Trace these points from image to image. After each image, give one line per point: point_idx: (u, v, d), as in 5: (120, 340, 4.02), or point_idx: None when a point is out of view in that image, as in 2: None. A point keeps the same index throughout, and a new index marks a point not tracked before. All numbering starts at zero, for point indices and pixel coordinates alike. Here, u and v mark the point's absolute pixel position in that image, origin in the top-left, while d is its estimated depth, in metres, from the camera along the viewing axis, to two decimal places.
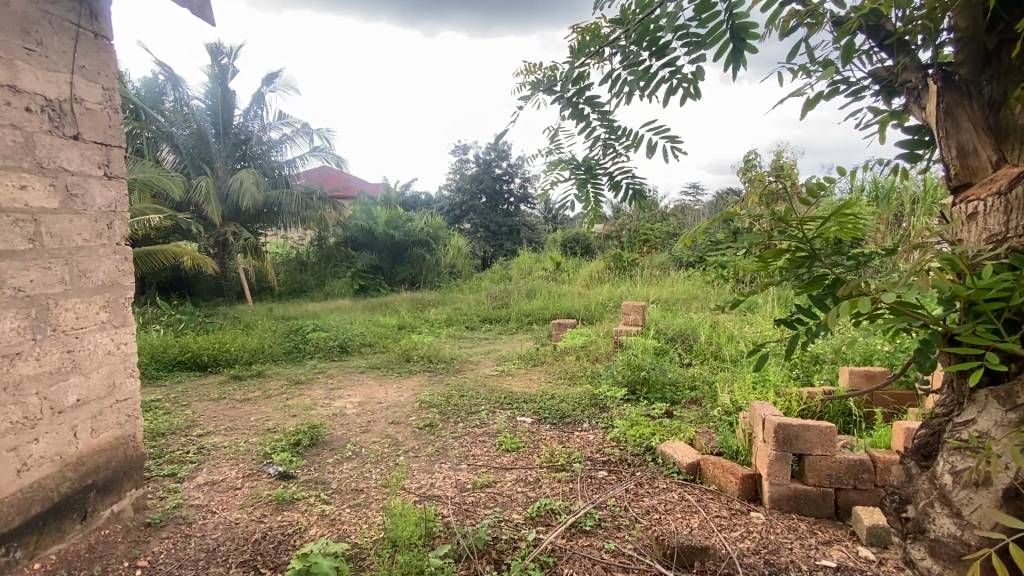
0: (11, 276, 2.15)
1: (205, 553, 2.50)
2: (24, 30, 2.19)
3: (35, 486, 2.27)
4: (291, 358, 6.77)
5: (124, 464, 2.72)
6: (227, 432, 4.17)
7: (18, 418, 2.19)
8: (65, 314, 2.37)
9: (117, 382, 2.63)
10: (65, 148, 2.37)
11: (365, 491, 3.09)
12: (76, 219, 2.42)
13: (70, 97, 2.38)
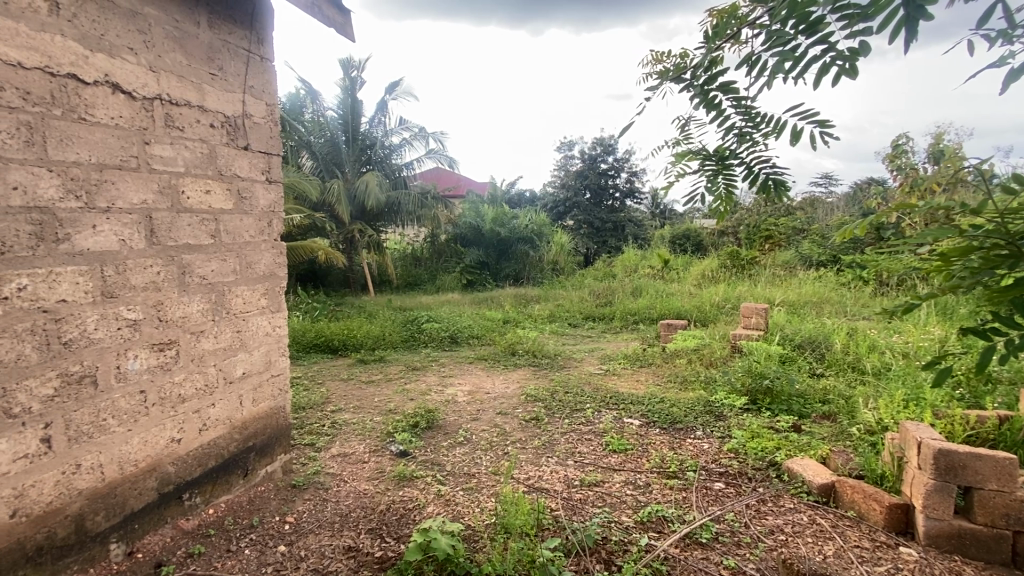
0: (199, 266, 2.55)
1: (340, 517, 2.80)
2: (210, 58, 2.58)
3: (212, 443, 2.69)
4: (408, 346, 7.28)
5: (275, 431, 3.12)
6: (355, 409, 4.61)
7: (201, 386, 2.60)
8: (235, 299, 2.77)
9: (273, 359, 3.04)
10: (238, 157, 2.76)
11: (477, 476, 3.23)
12: (245, 218, 2.81)
13: (242, 113, 2.78)
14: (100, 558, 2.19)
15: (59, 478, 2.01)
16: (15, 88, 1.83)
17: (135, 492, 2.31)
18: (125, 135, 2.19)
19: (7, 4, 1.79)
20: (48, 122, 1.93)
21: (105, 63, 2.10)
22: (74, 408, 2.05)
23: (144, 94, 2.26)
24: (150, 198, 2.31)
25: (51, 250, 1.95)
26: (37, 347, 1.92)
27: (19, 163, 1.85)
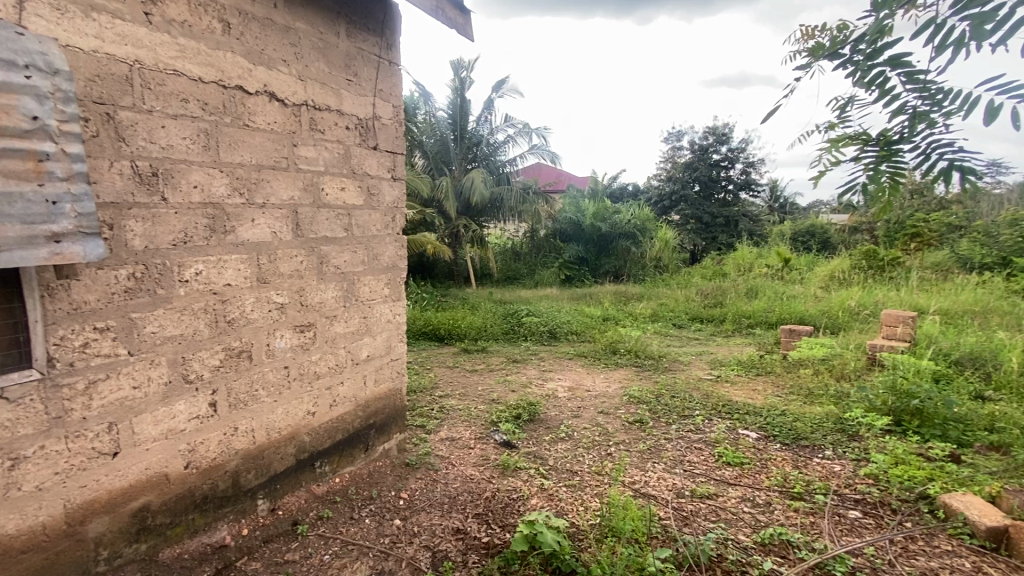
0: (334, 256, 2.80)
1: (449, 498, 2.93)
2: (347, 65, 2.80)
3: (340, 418, 2.95)
4: (509, 338, 7.43)
5: (392, 412, 3.35)
6: (460, 396, 4.81)
7: (333, 365, 2.86)
8: (363, 288, 3.00)
9: (392, 344, 3.25)
10: (369, 157, 2.98)
11: (580, 474, 3.20)
12: (373, 213, 3.03)
13: (372, 115, 2.99)
14: (250, 511, 2.49)
15: (220, 438, 2.32)
16: (196, 100, 2.10)
17: (278, 456, 2.61)
18: (278, 138, 2.46)
19: (193, 28, 2.08)
20: (220, 129, 2.20)
21: (264, 75, 2.36)
22: (234, 378, 2.35)
23: (294, 101, 2.52)
24: (296, 194, 2.57)
25: (220, 241, 2.24)
26: (209, 324, 2.23)
27: (199, 165, 2.13)
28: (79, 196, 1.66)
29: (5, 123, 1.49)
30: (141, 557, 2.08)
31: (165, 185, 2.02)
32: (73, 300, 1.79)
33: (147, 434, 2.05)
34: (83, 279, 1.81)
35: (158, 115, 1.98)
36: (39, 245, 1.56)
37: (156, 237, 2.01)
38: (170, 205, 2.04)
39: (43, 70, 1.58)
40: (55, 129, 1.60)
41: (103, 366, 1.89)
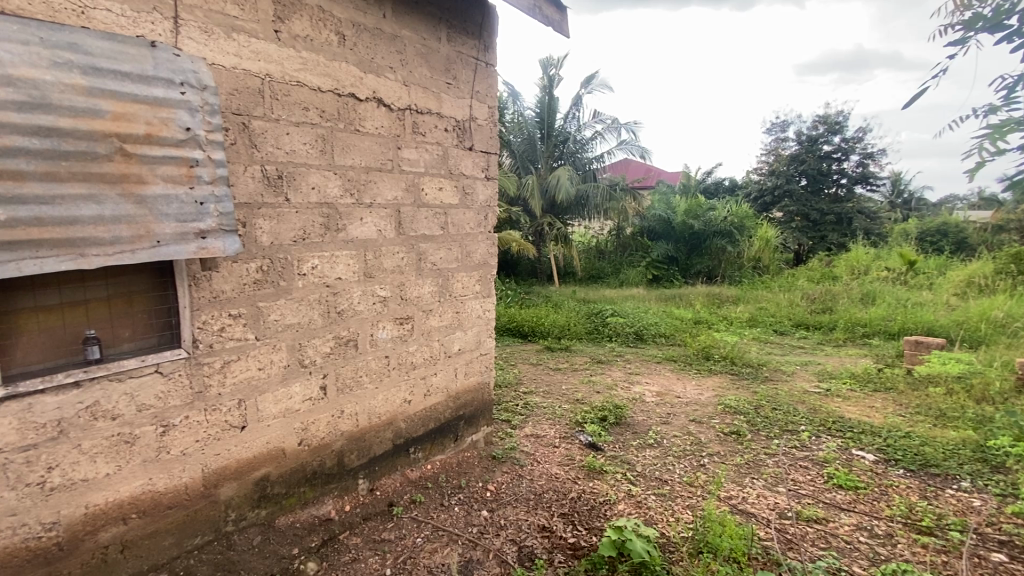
0: (431, 253, 2.92)
1: (534, 495, 2.95)
2: (447, 68, 2.90)
3: (432, 408, 3.08)
4: (594, 338, 7.32)
5: (481, 405, 3.44)
6: (545, 394, 4.82)
7: (428, 357, 2.98)
8: (456, 283, 3.10)
9: (482, 340, 3.33)
10: (465, 157, 3.07)
11: (670, 484, 3.07)
12: (467, 212, 3.13)
13: (469, 116, 3.08)
14: (352, 489, 2.68)
15: (329, 420, 2.52)
16: (315, 108, 2.29)
17: (377, 440, 2.78)
18: (384, 141, 2.61)
19: (315, 42, 2.26)
20: (335, 134, 2.38)
21: (373, 82, 2.52)
22: (342, 365, 2.54)
23: (399, 105, 2.66)
24: (399, 194, 2.71)
25: (333, 237, 2.42)
26: (322, 314, 2.42)
27: (316, 168, 2.32)
28: (221, 198, 1.87)
29: (166, 135, 1.72)
30: (261, 522, 2.31)
31: (289, 187, 2.22)
32: (212, 289, 2.02)
33: (269, 411, 2.27)
34: (221, 271, 2.04)
35: (283, 123, 2.18)
36: (190, 241, 1.78)
37: (280, 234, 2.22)
38: (292, 205, 2.24)
39: (194, 86, 1.80)
40: (203, 138, 1.82)
41: (235, 349, 2.12)
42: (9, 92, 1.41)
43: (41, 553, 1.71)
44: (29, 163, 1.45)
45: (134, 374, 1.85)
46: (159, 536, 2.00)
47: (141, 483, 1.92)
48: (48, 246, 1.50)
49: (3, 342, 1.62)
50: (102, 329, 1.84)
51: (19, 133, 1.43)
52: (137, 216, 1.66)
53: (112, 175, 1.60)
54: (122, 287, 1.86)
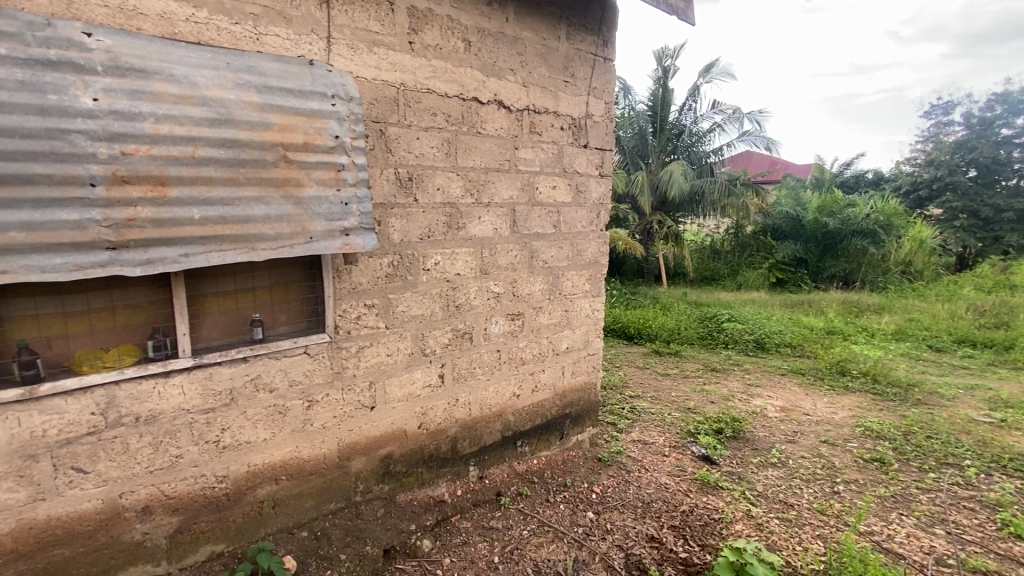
0: (544, 251, 2.95)
1: (642, 503, 2.86)
2: (565, 66, 2.90)
3: (539, 404, 3.12)
4: (706, 344, 6.89)
5: (588, 405, 3.41)
6: (653, 399, 4.63)
7: (537, 353, 3.03)
8: (567, 282, 3.10)
9: (590, 339, 3.30)
10: (580, 154, 3.06)
11: (796, 509, 2.80)
12: (580, 210, 3.11)
13: (586, 113, 3.05)
14: (463, 474, 2.81)
15: (445, 407, 2.66)
16: (442, 112, 2.42)
17: (487, 430, 2.88)
18: (503, 142, 2.68)
19: (443, 50, 2.39)
20: (459, 137, 2.50)
21: (494, 85, 2.60)
22: (458, 356, 2.67)
23: (518, 106, 2.72)
24: (515, 193, 2.77)
25: (454, 235, 2.55)
26: (442, 307, 2.56)
27: (441, 169, 2.46)
28: (362, 199, 2.06)
29: (319, 142, 1.93)
30: (384, 496, 2.52)
31: (417, 188, 2.38)
32: (351, 281, 2.24)
33: (394, 394, 2.46)
34: (359, 264, 2.24)
35: (415, 128, 2.34)
36: (335, 238, 1.99)
37: (409, 231, 2.38)
38: (419, 204, 2.40)
39: (343, 98, 1.99)
40: (349, 144, 2.01)
41: (368, 336, 2.33)
42: (203, 111, 1.67)
43: (214, 501, 2.02)
44: (215, 170, 1.71)
45: (287, 353, 2.11)
46: (301, 498, 2.26)
47: (289, 449, 2.18)
48: (227, 241, 1.76)
49: (195, 320, 1.94)
50: (265, 313, 2.12)
51: (210, 145, 1.69)
52: (294, 216, 1.89)
53: (277, 179, 1.84)
54: (281, 277, 2.13)
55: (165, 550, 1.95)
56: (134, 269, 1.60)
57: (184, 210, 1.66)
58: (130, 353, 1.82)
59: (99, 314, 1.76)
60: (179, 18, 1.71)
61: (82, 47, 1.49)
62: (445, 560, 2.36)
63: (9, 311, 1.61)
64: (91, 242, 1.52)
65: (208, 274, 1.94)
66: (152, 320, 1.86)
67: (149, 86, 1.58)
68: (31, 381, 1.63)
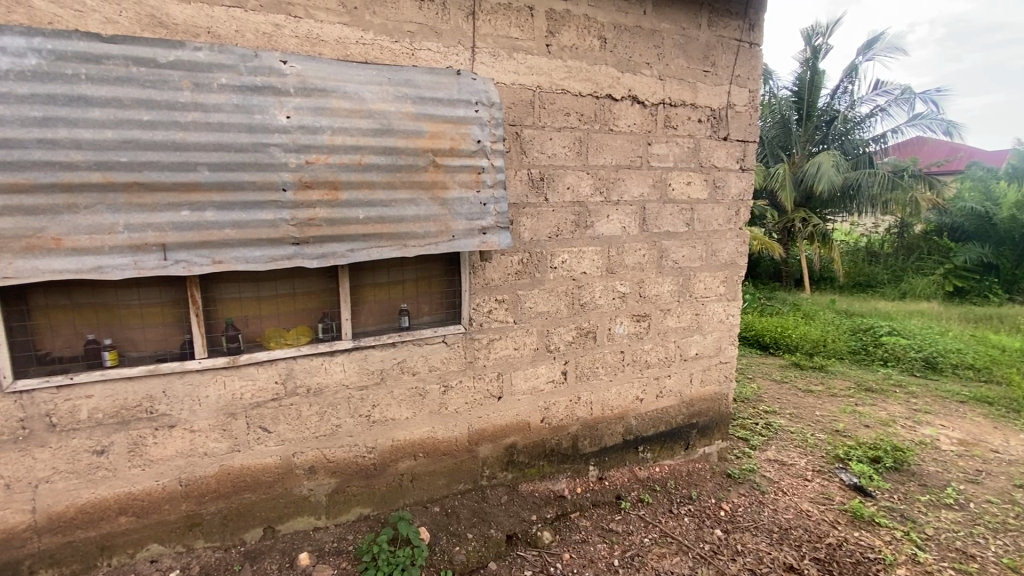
0: (675, 251, 2.83)
1: (779, 528, 2.63)
2: (706, 56, 2.75)
3: (664, 411, 3.00)
4: (859, 360, 6.06)
5: (717, 416, 3.21)
6: (791, 416, 4.20)
7: (663, 357, 2.92)
8: (699, 283, 2.94)
9: (723, 346, 3.10)
10: (718, 148, 2.88)
11: (980, 563, 2.37)
12: (716, 208, 2.92)
13: (727, 104, 2.86)
14: (583, 473, 2.82)
15: (567, 404, 2.69)
16: (576, 112, 2.44)
17: (609, 432, 2.85)
18: (635, 139, 2.62)
19: (579, 49, 2.40)
20: (591, 136, 2.50)
21: (629, 81, 2.55)
22: (582, 354, 2.68)
23: (653, 101, 2.63)
24: (646, 191, 2.70)
25: (582, 234, 2.56)
26: (568, 305, 2.59)
27: (572, 168, 2.48)
28: (499, 199, 2.16)
29: (463, 147, 2.06)
30: (507, 484, 2.62)
31: (549, 187, 2.43)
32: (485, 277, 2.36)
33: (520, 387, 2.55)
34: (492, 262, 2.36)
35: (548, 129, 2.39)
36: (474, 236, 2.11)
37: (540, 230, 2.45)
38: (550, 204, 2.45)
39: (485, 104, 2.11)
40: (489, 148, 2.12)
41: (498, 329, 2.44)
42: (369, 122, 1.88)
43: (363, 469, 2.28)
44: (377, 175, 1.91)
45: (428, 341, 2.30)
46: (434, 475, 2.45)
47: (426, 430, 2.37)
48: (384, 238, 1.96)
49: (355, 307, 2.20)
50: (411, 303, 2.32)
51: (373, 153, 1.90)
52: (440, 215, 2.05)
53: (426, 182, 2.01)
54: (424, 272, 2.32)
55: (324, 506, 2.24)
56: (312, 261, 1.86)
57: (352, 210, 1.89)
58: (305, 333, 2.12)
59: (283, 300, 2.07)
60: (351, 42, 1.94)
61: (280, 73, 1.77)
62: (565, 554, 2.39)
63: (220, 294, 1.96)
64: (281, 237, 1.80)
65: (367, 267, 2.18)
66: (322, 306, 2.14)
67: (328, 103, 1.83)
68: (234, 352, 1.98)
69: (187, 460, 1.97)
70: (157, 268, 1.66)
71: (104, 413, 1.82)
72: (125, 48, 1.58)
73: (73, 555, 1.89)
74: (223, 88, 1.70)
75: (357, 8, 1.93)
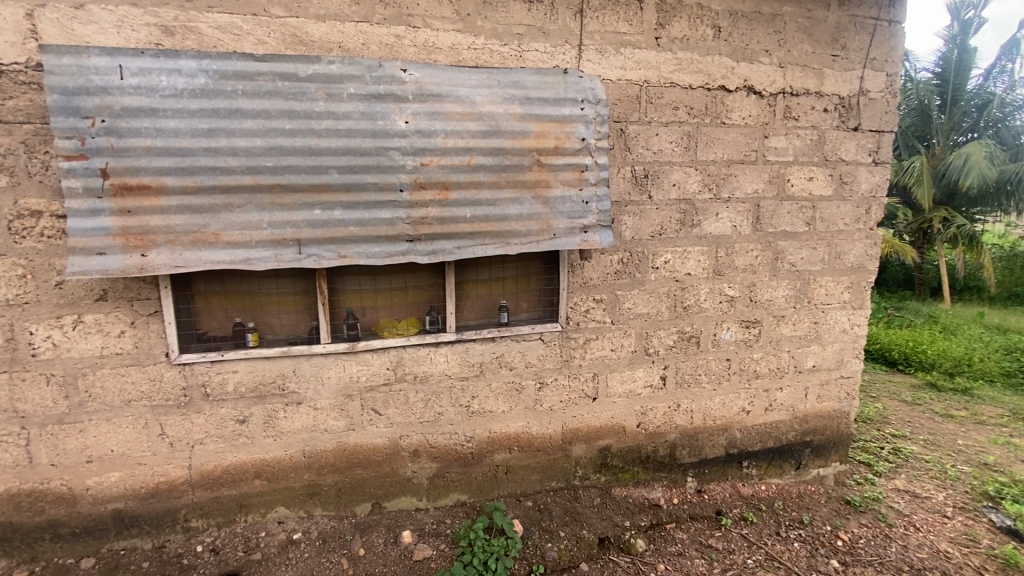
0: (791, 253, 2.61)
1: (910, 568, 2.34)
2: (835, 38, 2.50)
3: (773, 425, 2.79)
4: (1015, 385, 5.18)
5: (835, 436, 2.91)
6: (925, 443, 3.69)
7: (774, 368, 2.71)
8: (819, 289, 2.69)
9: (845, 359, 2.81)
10: (847, 140, 2.60)
11: None
12: (842, 205, 2.65)
13: (859, 91, 2.58)
14: (680, 483, 2.71)
15: (665, 410, 2.60)
16: (684, 106, 2.34)
17: (710, 442, 2.71)
18: (750, 132, 2.45)
19: (691, 40, 2.30)
20: (701, 130, 2.38)
21: (745, 70, 2.39)
22: (683, 359, 2.57)
23: (771, 90, 2.45)
24: (761, 187, 2.51)
25: (688, 233, 2.45)
26: (669, 307, 2.49)
27: (679, 165, 2.38)
28: (602, 197, 2.13)
29: (568, 146, 2.07)
30: (600, 486, 2.59)
31: (653, 185, 2.36)
32: (584, 276, 2.35)
33: (616, 389, 2.50)
34: (592, 260, 2.34)
35: (655, 124, 2.31)
36: (576, 235, 2.11)
37: (642, 229, 2.38)
38: (654, 202, 2.38)
39: (591, 101, 2.09)
40: (594, 146, 2.11)
41: (595, 329, 2.42)
42: (478, 124, 1.95)
43: (462, 457, 2.37)
44: (484, 175, 1.98)
45: (526, 338, 2.34)
46: (528, 470, 2.49)
47: (521, 425, 2.42)
48: (489, 236, 2.03)
49: (458, 302, 2.29)
50: (511, 300, 2.37)
51: (482, 154, 1.97)
52: (543, 214, 2.07)
53: (531, 181, 2.04)
54: (525, 269, 2.36)
55: (425, 489, 2.37)
56: (423, 257, 1.97)
57: (460, 209, 1.98)
58: (413, 324, 2.25)
59: (396, 293, 2.22)
60: (464, 47, 2.02)
61: (400, 81, 1.90)
62: (659, 565, 2.31)
63: (342, 286, 2.15)
64: (396, 235, 1.93)
65: (471, 263, 2.26)
66: (430, 300, 2.26)
67: (442, 107, 1.92)
68: (353, 339, 2.16)
69: (311, 434, 2.19)
70: (293, 261, 1.86)
71: (246, 387, 2.08)
72: (273, 65, 1.79)
73: (218, 508, 2.17)
74: (351, 97, 1.85)
75: (470, 14, 2.01)
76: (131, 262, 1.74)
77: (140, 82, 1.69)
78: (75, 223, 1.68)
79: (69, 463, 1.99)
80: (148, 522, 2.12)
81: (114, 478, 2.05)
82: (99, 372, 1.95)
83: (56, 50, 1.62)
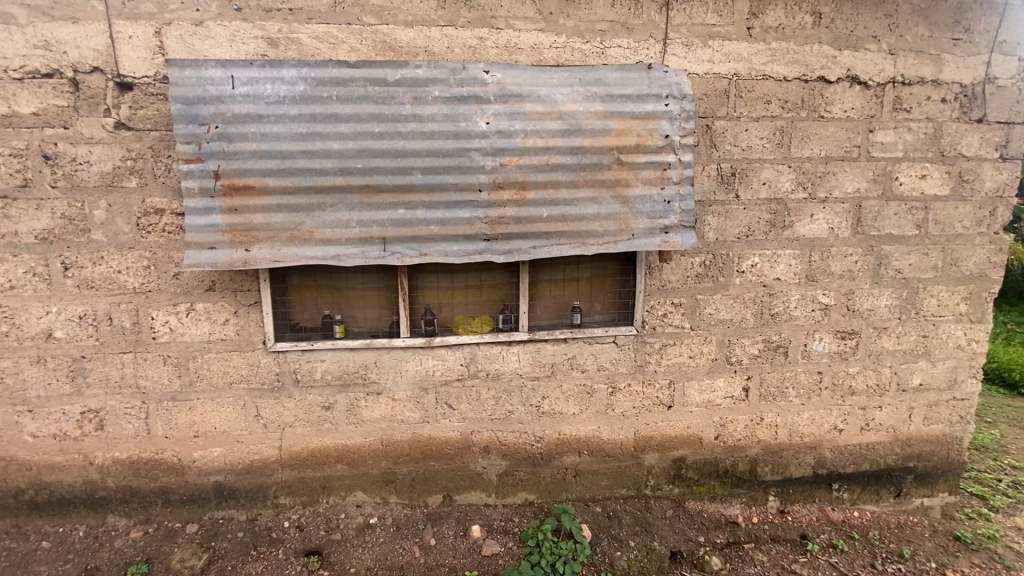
0: (897, 258, 2.37)
1: None
2: (957, 20, 2.24)
3: (869, 447, 2.55)
4: None
5: (944, 463, 2.61)
6: None
7: (873, 384, 2.48)
8: (930, 299, 2.43)
9: (959, 379, 2.51)
10: (969, 133, 2.32)
11: None
12: (961, 206, 2.37)
13: (985, 78, 2.29)
14: (760, 501, 2.54)
15: (746, 423, 2.45)
16: (777, 99, 2.19)
17: (795, 460, 2.52)
18: (852, 126, 2.26)
19: (786, 29, 2.15)
20: (795, 125, 2.22)
21: (849, 58, 2.20)
22: (768, 370, 2.41)
23: (878, 80, 2.24)
24: (864, 186, 2.30)
25: (777, 236, 2.29)
26: (755, 314, 2.35)
27: (770, 162, 2.23)
28: (685, 196, 2.05)
29: (650, 143, 2.00)
30: (673, 498, 2.50)
31: (740, 183, 2.23)
32: (662, 279, 2.27)
33: (693, 398, 2.40)
34: (672, 262, 2.26)
35: (744, 120, 2.19)
36: (656, 235, 2.04)
37: (726, 230, 2.26)
38: (741, 202, 2.25)
39: (676, 97, 2.01)
40: (678, 143, 2.03)
41: (673, 335, 2.33)
42: (559, 123, 1.94)
43: (531, 457, 2.38)
44: (563, 174, 1.97)
45: (599, 340, 2.30)
46: (598, 475, 2.44)
47: (592, 428, 2.38)
48: (566, 236, 2.01)
49: (532, 301, 2.29)
50: (584, 301, 2.34)
51: (561, 153, 1.96)
52: (622, 214, 2.02)
53: (610, 181, 2.00)
54: (600, 270, 2.31)
55: (494, 485, 2.39)
56: (499, 256, 1.99)
57: (537, 209, 1.98)
58: (487, 322, 2.29)
59: (471, 290, 2.26)
60: (545, 47, 2.02)
61: (483, 82, 1.92)
62: None
63: (421, 283, 2.22)
64: (475, 234, 1.96)
65: (546, 263, 2.26)
66: (504, 299, 2.28)
67: (523, 107, 1.93)
68: (430, 334, 2.23)
69: (388, 424, 2.28)
70: (378, 258, 1.94)
71: (332, 375, 2.20)
72: (364, 71, 1.87)
73: (303, 488, 2.32)
74: (436, 100, 1.91)
75: (552, 13, 2.00)
76: (236, 256, 1.89)
77: (248, 90, 1.83)
78: (191, 220, 1.86)
79: (180, 436, 2.21)
80: (244, 496, 2.30)
81: (216, 453, 2.25)
82: (206, 356, 2.15)
83: (180, 64, 1.80)
